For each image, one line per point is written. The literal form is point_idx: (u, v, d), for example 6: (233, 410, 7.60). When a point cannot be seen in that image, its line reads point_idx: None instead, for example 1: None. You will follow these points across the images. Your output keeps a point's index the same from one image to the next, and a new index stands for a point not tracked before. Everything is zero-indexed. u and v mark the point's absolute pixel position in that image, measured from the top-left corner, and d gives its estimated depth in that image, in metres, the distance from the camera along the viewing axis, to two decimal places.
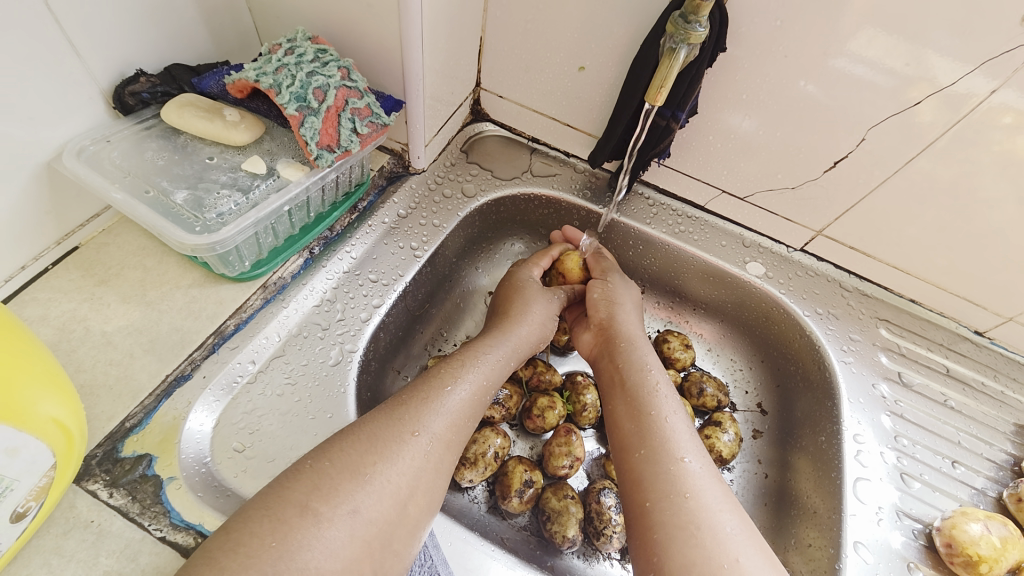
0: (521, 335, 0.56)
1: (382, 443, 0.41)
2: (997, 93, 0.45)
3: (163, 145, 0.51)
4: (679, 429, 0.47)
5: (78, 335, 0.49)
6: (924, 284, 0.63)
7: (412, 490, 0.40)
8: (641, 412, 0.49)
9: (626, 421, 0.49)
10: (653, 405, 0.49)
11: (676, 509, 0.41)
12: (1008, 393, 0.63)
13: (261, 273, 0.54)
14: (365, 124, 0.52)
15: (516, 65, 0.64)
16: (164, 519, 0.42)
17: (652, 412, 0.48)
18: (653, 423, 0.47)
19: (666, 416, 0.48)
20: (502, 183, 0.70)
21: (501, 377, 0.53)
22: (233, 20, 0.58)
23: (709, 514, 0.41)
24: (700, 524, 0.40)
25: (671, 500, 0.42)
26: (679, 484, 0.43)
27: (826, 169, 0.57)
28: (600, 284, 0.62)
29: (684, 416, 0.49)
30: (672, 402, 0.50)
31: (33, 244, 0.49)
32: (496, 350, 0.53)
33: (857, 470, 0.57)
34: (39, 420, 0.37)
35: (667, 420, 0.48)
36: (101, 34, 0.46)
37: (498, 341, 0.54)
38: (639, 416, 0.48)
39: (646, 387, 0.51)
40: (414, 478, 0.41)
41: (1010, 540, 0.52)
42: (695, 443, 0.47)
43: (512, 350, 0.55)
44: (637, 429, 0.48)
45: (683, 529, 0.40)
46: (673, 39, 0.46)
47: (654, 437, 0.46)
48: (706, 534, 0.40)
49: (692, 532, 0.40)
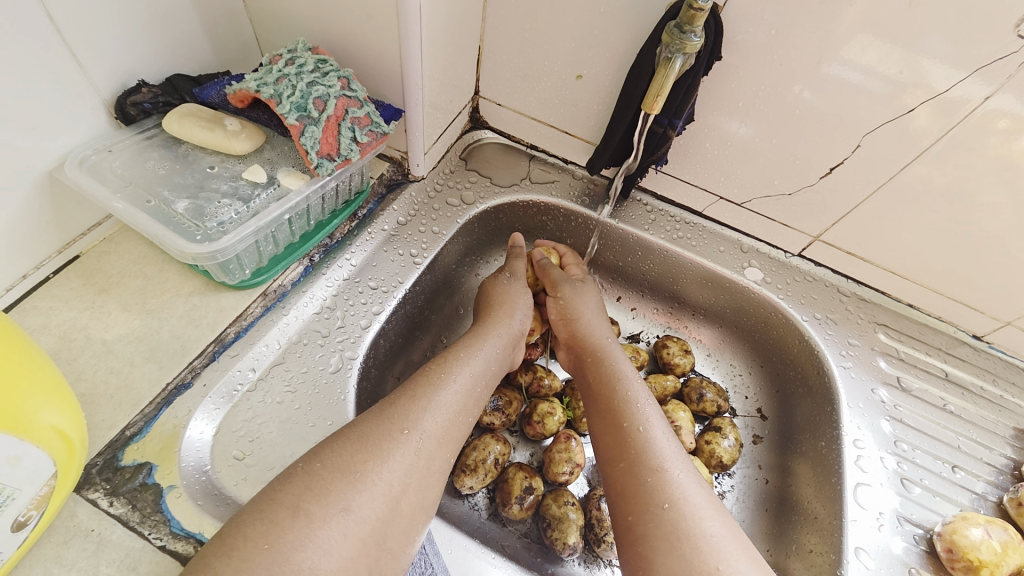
0: (513, 327, 0.57)
1: (374, 444, 0.41)
2: (992, 98, 0.46)
3: (165, 154, 0.52)
4: (657, 436, 0.47)
5: (79, 343, 0.49)
6: (922, 288, 0.64)
7: (405, 489, 0.40)
8: (616, 424, 0.49)
9: (604, 433, 0.50)
10: (629, 415, 0.49)
11: (656, 520, 0.41)
12: (1007, 397, 0.63)
13: (262, 281, 0.54)
14: (365, 133, 0.53)
15: (514, 74, 0.65)
16: (164, 528, 0.42)
17: (626, 423, 0.49)
18: (628, 434, 0.48)
19: (642, 424, 0.48)
20: (500, 190, 0.70)
21: (488, 370, 0.52)
22: (235, 31, 0.59)
23: (690, 521, 0.41)
24: (681, 534, 0.40)
25: (651, 512, 0.42)
26: (658, 495, 0.43)
27: (822, 174, 0.57)
28: (552, 302, 0.63)
29: (662, 422, 0.49)
30: (649, 409, 0.50)
31: (34, 253, 0.49)
32: (482, 345, 0.53)
33: (857, 475, 0.57)
34: (40, 429, 0.37)
35: (643, 429, 0.48)
36: (104, 45, 0.47)
37: (483, 338, 0.54)
38: (615, 428, 0.49)
39: (619, 397, 0.51)
40: (408, 479, 0.41)
41: (1011, 544, 0.52)
42: (675, 450, 0.47)
43: (496, 342, 0.55)
44: (614, 442, 0.48)
45: (664, 540, 0.40)
46: (668, 49, 0.47)
47: (631, 448, 0.47)
48: (687, 544, 0.40)
49: (673, 543, 0.40)
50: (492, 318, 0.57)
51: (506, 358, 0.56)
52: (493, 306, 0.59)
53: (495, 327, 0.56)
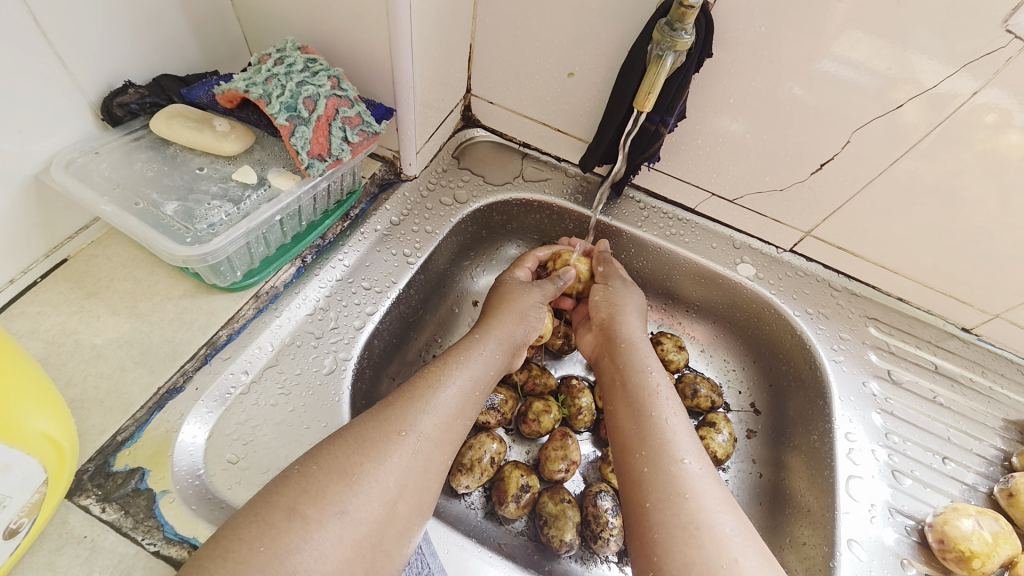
0: (515, 334, 0.57)
1: (372, 446, 0.41)
2: (980, 93, 0.46)
3: (152, 156, 0.51)
4: (680, 430, 0.48)
5: (68, 348, 0.48)
6: (911, 282, 0.64)
7: (402, 491, 0.40)
8: (643, 412, 0.49)
9: (626, 421, 0.50)
10: (654, 406, 0.50)
11: (676, 509, 0.42)
12: (996, 389, 0.64)
13: (254, 283, 0.54)
14: (356, 133, 0.52)
15: (506, 72, 0.64)
16: (157, 533, 0.42)
17: (652, 413, 0.49)
18: (654, 423, 0.48)
19: (668, 417, 0.49)
20: (494, 189, 0.70)
21: (487, 380, 0.52)
22: (222, 31, 0.59)
23: (707, 514, 0.41)
24: (700, 524, 0.41)
25: (670, 500, 0.42)
26: (678, 485, 0.43)
27: (812, 171, 0.58)
28: (601, 287, 0.63)
29: (684, 418, 0.50)
30: (673, 404, 0.50)
31: (21, 257, 0.49)
32: (483, 348, 0.53)
33: (848, 467, 0.57)
34: (30, 436, 0.36)
35: (668, 421, 0.48)
36: (90, 46, 0.46)
37: (486, 340, 0.54)
38: (641, 415, 0.49)
39: (646, 388, 0.51)
40: (404, 477, 0.40)
41: (1001, 535, 0.53)
42: (695, 445, 0.47)
43: (499, 345, 0.54)
44: (638, 429, 0.48)
45: (683, 529, 0.40)
46: (659, 47, 0.47)
47: (655, 437, 0.47)
48: (705, 535, 0.40)
49: (691, 533, 0.40)
50: (496, 321, 0.56)
51: (505, 362, 0.55)
52: (490, 311, 0.58)
53: (497, 331, 0.55)
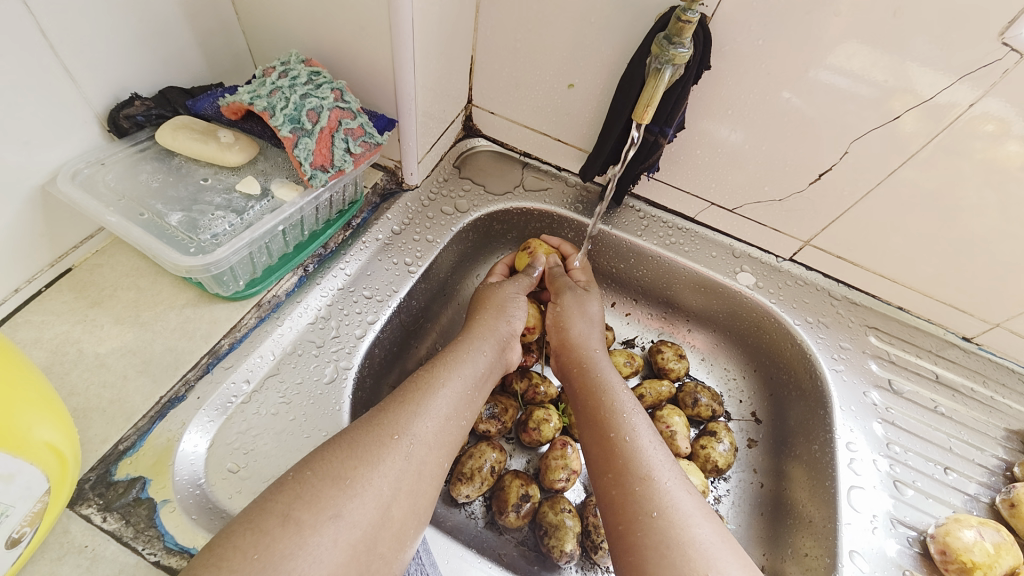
0: (499, 330, 0.57)
1: (362, 449, 0.41)
2: (979, 103, 0.46)
3: (158, 167, 0.52)
4: (644, 445, 0.48)
5: (71, 357, 0.48)
6: (911, 291, 0.65)
7: (394, 490, 0.40)
8: (603, 434, 0.49)
9: (592, 444, 0.50)
10: (615, 425, 0.50)
11: (646, 528, 0.42)
12: (998, 398, 0.64)
13: (256, 292, 0.54)
14: (358, 144, 0.53)
15: (507, 83, 0.65)
16: (158, 543, 0.42)
17: (612, 433, 0.49)
18: (615, 444, 0.48)
19: (628, 433, 0.49)
20: (494, 198, 0.71)
21: (478, 372, 0.52)
22: (228, 44, 0.59)
23: (679, 530, 0.41)
24: (671, 542, 0.40)
25: (640, 520, 0.42)
26: (646, 504, 0.43)
27: (811, 181, 0.58)
28: (551, 309, 0.63)
29: (648, 431, 0.50)
30: (636, 419, 0.50)
31: (26, 267, 0.49)
32: (477, 351, 0.53)
33: (850, 478, 0.57)
34: (34, 445, 0.37)
35: (629, 439, 0.48)
36: (97, 59, 0.47)
37: (474, 341, 0.55)
38: (603, 438, 0.49)
39: (605, 408, 0.52)
40: (398, 480, 0.41)
41: (1003, 545, 0.52)
42: (663, 458, 0.47)
43: (486, 341, 0.55)
44: (602, 453, 0.48)
45: (654, 549, 0.40)
46: (658, 60, 0.47)
47: (618, 459, 0.47)
48: (677, 552, 0.40)
49: (663, 551, 0.40)
50: (478, 322, 0.57)
51: (496, 361, 0.55)
52: (481, 310, 0.59)
53: (481, 330, 0.56)
